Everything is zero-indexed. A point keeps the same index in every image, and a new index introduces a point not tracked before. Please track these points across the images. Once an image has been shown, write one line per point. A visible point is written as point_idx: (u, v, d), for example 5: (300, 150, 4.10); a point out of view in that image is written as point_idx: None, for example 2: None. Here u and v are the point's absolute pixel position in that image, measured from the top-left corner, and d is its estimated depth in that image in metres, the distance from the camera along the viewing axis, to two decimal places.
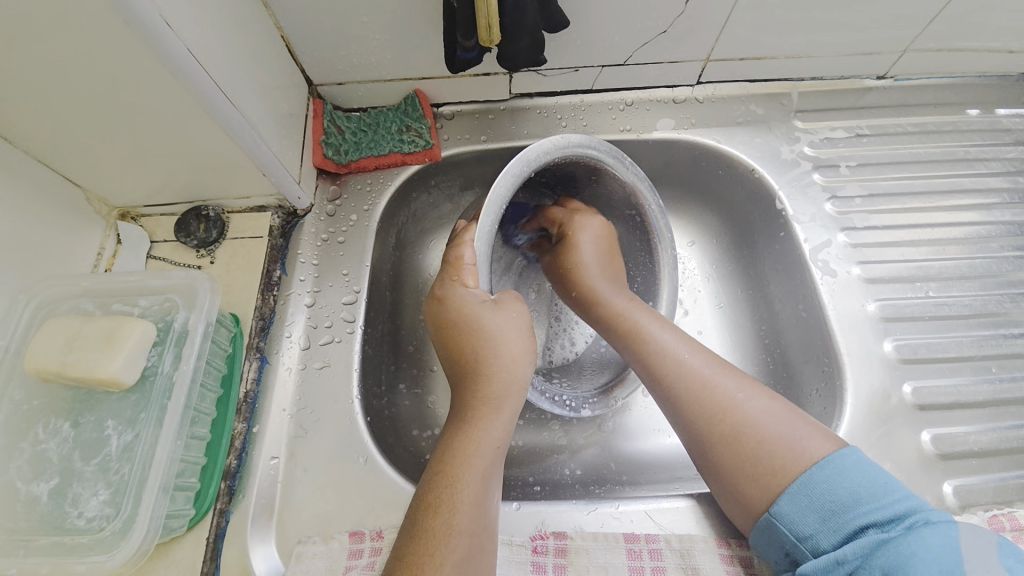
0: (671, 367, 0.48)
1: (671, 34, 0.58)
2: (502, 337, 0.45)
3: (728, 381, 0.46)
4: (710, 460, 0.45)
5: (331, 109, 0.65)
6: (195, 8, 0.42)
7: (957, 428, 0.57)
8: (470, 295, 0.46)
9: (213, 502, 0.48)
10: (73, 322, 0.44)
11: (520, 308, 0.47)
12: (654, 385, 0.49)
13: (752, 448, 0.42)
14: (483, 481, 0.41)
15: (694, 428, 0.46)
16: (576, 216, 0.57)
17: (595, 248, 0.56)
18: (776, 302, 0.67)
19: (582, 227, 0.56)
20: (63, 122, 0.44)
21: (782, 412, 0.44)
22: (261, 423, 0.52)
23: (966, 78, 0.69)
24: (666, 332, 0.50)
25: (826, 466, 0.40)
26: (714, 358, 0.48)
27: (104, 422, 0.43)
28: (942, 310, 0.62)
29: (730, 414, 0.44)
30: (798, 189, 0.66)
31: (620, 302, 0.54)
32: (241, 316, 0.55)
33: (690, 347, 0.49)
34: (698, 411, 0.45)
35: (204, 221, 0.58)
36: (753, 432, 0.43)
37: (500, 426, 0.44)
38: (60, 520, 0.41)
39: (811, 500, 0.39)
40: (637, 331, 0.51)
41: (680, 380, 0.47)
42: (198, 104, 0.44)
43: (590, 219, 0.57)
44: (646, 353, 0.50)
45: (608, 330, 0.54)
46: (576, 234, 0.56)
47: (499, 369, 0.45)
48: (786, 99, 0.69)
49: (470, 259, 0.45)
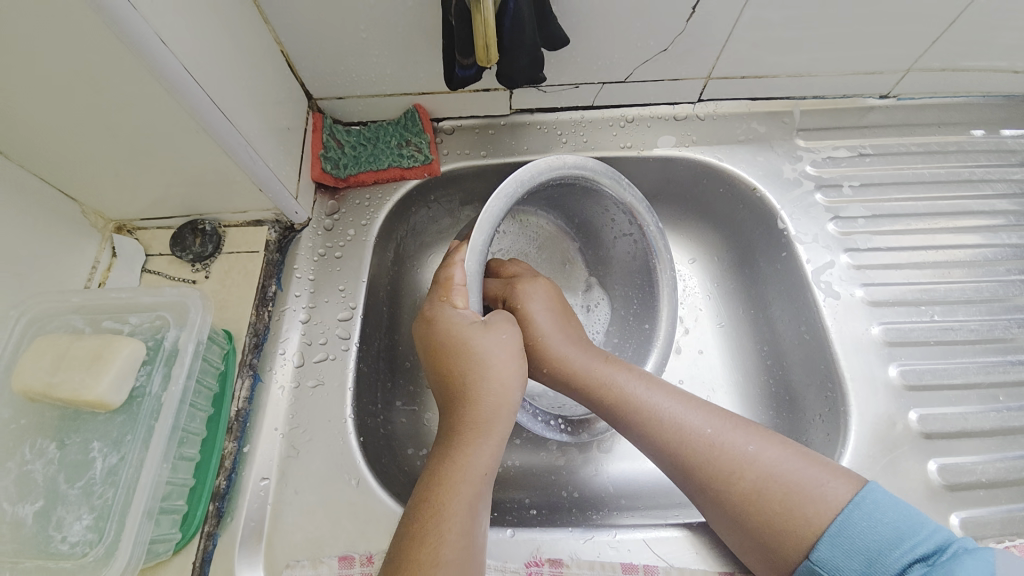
0: (672, 435, 0.45)
1: (672, 52, 0.58)
2: (492, 360, 0.45)
3: (732, 434, 0.44)
4: (745, 527, 0.42)
5: (330, 123, 0.65)
6: (192, 24, 0.41)
7: (964, 457, 0.55)
8: (459, 316, 0.46)
9: (201, 524, 0.47)
10: (61, 340, 0.43)
11: (511, 329, 0.47)
12: (657, 457, 0.46)
13: (771, 512, 0.40)
14: (472, 511, 0.40)
15: (712, 498, 0.43)
16: (522, 282, 0.54)
17: (550, 314, 0.53)
18: (778, 322, 0.66)
19: (532, 295, 0.53)
20: (56, 139, 0.44)
21: (794, 455, 0.42)
22: (252, 443, 0.51)
23: (970, 97, 0.69)
24: (652, 392, 0.47)
25: (856, 510, 0.38)
26: (711, 410, 0.46)
27: (89, 444, 0.42)
28: (948, 334, 0.61)
29: (742, 479, 0.42)
30: (801, 209, 0.66)
31: (600, 369, 0.49)
32: (234, 332, 0.54)
33: (681, 403, 0.46)
34: (711, 481, 0.43)
35: (199, 235, 0.57)
36: (771, 493, 0.41)
37: (488, 451, 0.43)
38: (43, 544, 0.40)
39: (852, 542, 0.38)
40: (626, 402, 0.47)
41: (684, 444, 0.44)
42: (193, 121, 0.44)
43: (531, 284, 0.54)
44: (642, 422, 0.46)
45: (592, 405, 0.49)
46: (526, 306, 0.52)
47: (486, 393, 0.44)
48: (789, 117, 0.68)
49: (461, 279, 0.46)
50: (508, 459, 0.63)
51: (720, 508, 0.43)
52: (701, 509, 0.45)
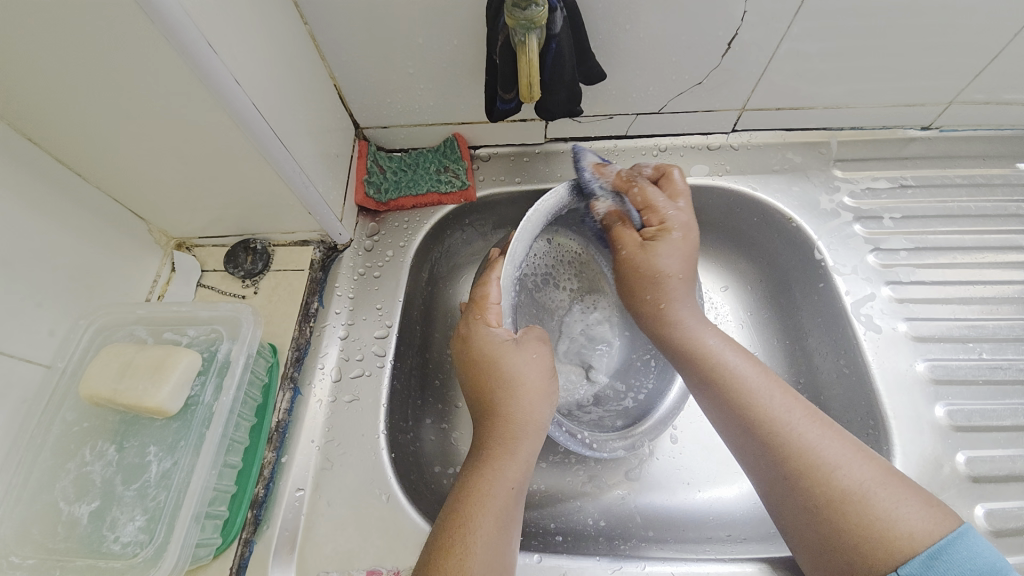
0: (770, 420, 0.44)
1: (706, 85, 0.60)
2: (523, 377, 0.46)
3: (833, 438, 0.42)
4: (816, 519, 0.40)
5: (374, 150, 0.68)
6: (260, 62, 0.45)
7: (1013, 503, 0.53)
8: (493, 335, 0.47)
9: (239, 531, 0.49)
10: (127, 349, 0.46)
11: (543, 348, 0.48)
12: (738, 436, 0.45)
13: (860, 519, 0.38)
14: (499, 528, 0.41)
15: (791, 490, 0.41)
16: (658, 239, 0.51)
17: (675, 256, 0.51)
18: (816, 354, 0.64)
19: (662, 261, 0.51)
20: (136, 164, 0.48)
21: (886, 471, 0.40)
22: (290, 453, 0.53)
23: (1018, 130, 0.67)
24: (759, 374, 0.47)
25: (960, 537, 0.35)
26: (811, 407, 0.45)
27: (146, 448, 0.45)
28: (997, 374, 0.58)
29: (837, 479, 0.40)
30: (838, 240, 0.65)
31: (712, 341, 0.50)
32: (278, 346, 0.57)
33: (784, 391, 0.46)
34: (800, 470, 0.41)
35: (251, 253, 0.61)
36: (866, 503, 0.38)
37: (516, 468, 0.44)
38: (97, 543, 0.42)
39: (948, 569, 0.34)
40: (731, 376, 0.47)
41: (780, 430, 0.43)
42: (256, 149, 0.47)
43: (670, 244, 0.51)
44: (744, 400, 0.45)
45: (690, 373, 0.50)
46: (656, 252, 0.51)
47: (515, 410, 0.45)
48: (825, 148, 0.68)
49: (496, 299, 0.47)
50: (534, 483, 0.63)
51: (796, 500, 0.41)
52: (767, 499, 0.43)
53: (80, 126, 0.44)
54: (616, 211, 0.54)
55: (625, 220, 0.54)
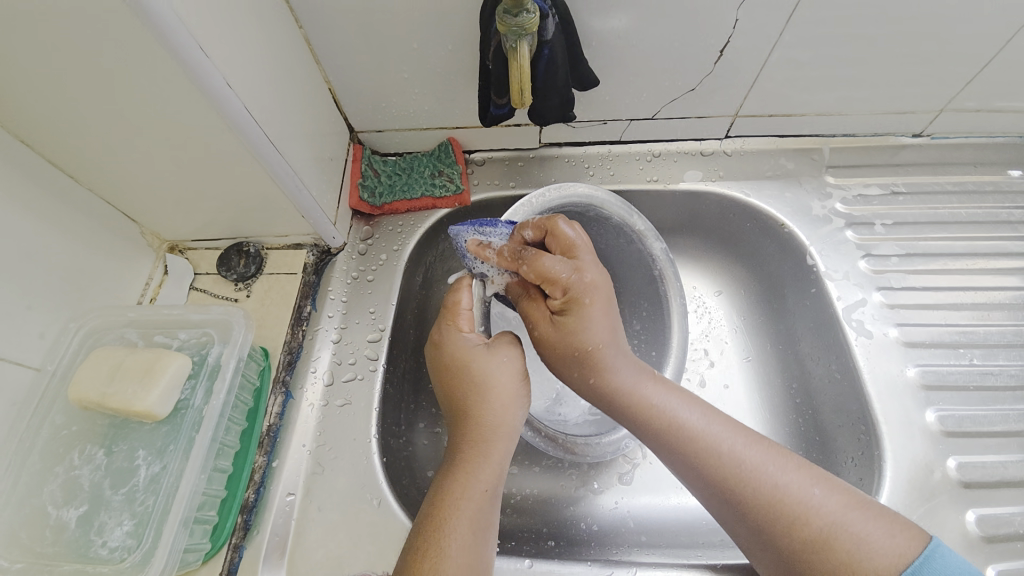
0: (730, 476, 0.42)
1: (699, 91, 0.60)
2: (494, 380, 0.46)
3: (794, 481, 0.41)
4: (789, 562, 0.39)
5: (369, 153, 0.68)
6: (254, 66, 0.45)
7: (1003, 509, 0.53)
8: (464, 340, 0.48)
9: (229, 536, 0.49)
10: (117, 352, 0.46)
11: (513, 351, 0.48)
12: (700, 487, 0.43)
13: (828, 568, 0.37)
14: (475, 529, 0.41)
15: (758, 539, 0.41)
16: (568, 313, 0.45)
17: (597, 326, 0.44)
18: (808, 360, 0.64)
19: (581, 336, 0.44)
20: (128, 166, 0.48)
21: (854, 505, 0.40)
22: (281, 458, 0.53)
23: (1009, 138, 0.67)
24: (712, 423, 0.44)
25: (927, 562, 0.36)
26: (769, 445, 0.43)
27: (135, 452, 0.45)
28: (988, 379, 0.58)
29: (806, 525, 0.39)
30: (830, 246, 0.65)
31: (657, 400, 0.45)
32: (270, 349, 0.57)
33: (739, 435, 0.43)
34: (765, 524, 0.40)
35: (244, 256, 0.61)
36: (831, 549, 0.38)
37: (488, 470, 0.43)
38: (85, 548, 0.42)
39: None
40: (685, 433, 0.44)
41: (741, 486, 0.41)
42: (248, 153, 0.47)
43: (581, 315, 0.44)
44: (699, 461, 0.43)
45: (639, 432, 0.46)
46: (573, 327, 0.44)
47: (487, 414, 0.45)
48: (817, 154, 0.68)
49: (466, 305, 0.51)
50: (526, 487, 0.62)
51: (766, 548, 0.41)
52: (738, 540, 0.43)
53: (73, 129, 0.44)
54: (522, 285, 0.50)
55: (534, 295, 0.48)
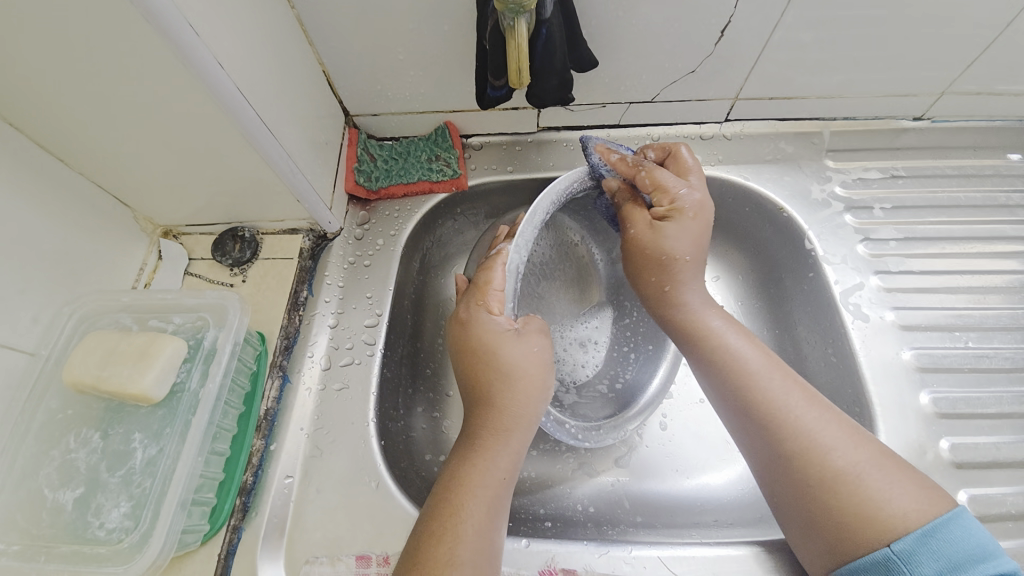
0: (770, 401, 0.44)
1: (699, 73, 0.59)
2: (522, 369, 0.45)
3: (830, 422, 0.43)
4: (811, 496, 0.40)
5: (365, 137, 0.68)
6: (245, 44, 0.45)
7: (996, 489, 0.53)
8: (494, 322, 0.46)
9: (227, 518, 0.49)
10: (111, 336, 0.46)
11: (543, 340, 0.47)
12: (737, 411, 0.46)
13: (854, 501, 0.39)
14: (489, 516, 0.41)
15: (787, 469, 0.42)
16: (668, 220, 0.49)
17: (690, 240, 0.49)
18: (805, 344, 0.65)
19: (671, 243, 0.49)
20: (117, 149, 0.47)
21: (880, 456, 0.41)
22: (278, 441, 0.53)
23: (1009, 121, 0.67)
24: (761, 357, 0.47)
25: (953, 518, 0.37)
26: (807, 389, 0.45)
27: (131, 435, 0.45)
28: (983, 362, 0.59)
29: (833, 459, 0.40)
30: (829, 230, 0.65)
31: (714, 323, 0.50)
32: (266, 333, 0.57)
33: (782, 373, 0.46)
34: (796, 452, 0.42)
35: (239, 241, 0.60)
36: (860, 485, 0.39)
37: (505, 458, 0.44)
38: (82, 529, 0.42)
39: (942, 546, 0.36)
40: (734, 356, 0.47)
41: (779, 411, 0.43)
42: (241, 134, 0.47)
43: (681, 227, 0.49)
44: (743, 382, 0.46)
45: (693, 353, 0.50)
46: (669, 233, 0.49)
47: (511, 403, 0.45)
48: (817, 138, 0.68)
49: (498, 286, 0.46)
50: (524, 470, 0.63)
51: (791, 480, 0.42)
52: (763, 477, 0.44)
53: (60, 110, 0.43)
54: (629, 192, 0.53)
55: (635, 199, 0.52)
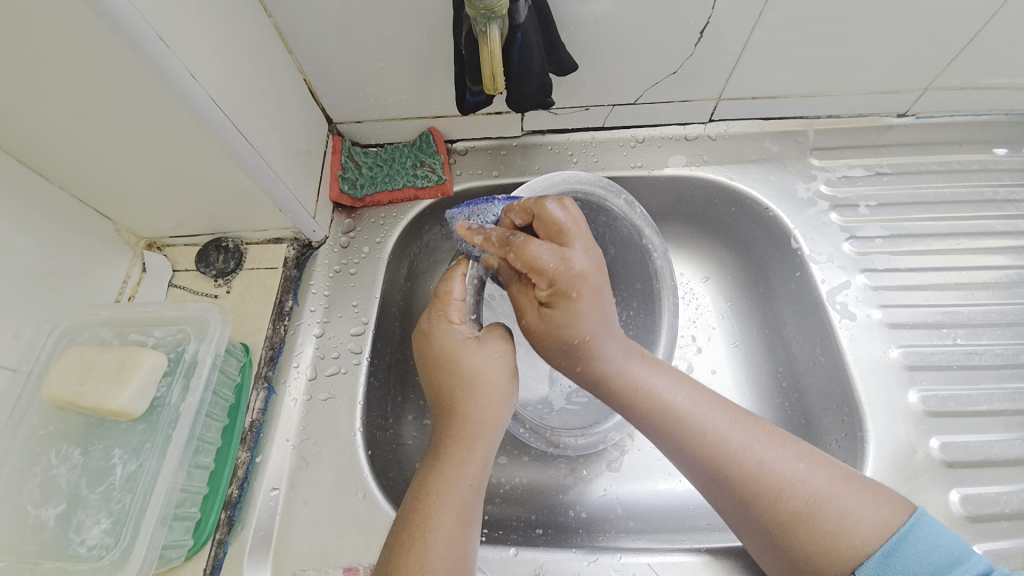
0: (718, 455, 0.41)
1: (681, 74, 0.59)
2: (483, 375, 0.45)
3: (779, 458, 0.41)
4: (772, 533, 0.40)
5: (349, 145, 0.67)
6: (220, 55, 0.44)
7: (988, 488, 0.53)
8: (455, 331, 0.47)
9: (212, 532, 0.49)
10: (90, 350, 0.46)
11: (504, 347, 0.47)
12: (687, 466, 0.43)
13: (812, 538, 0.38)
14: (459, 525, 0.41)
15: (743, 514, 0.41)
16: (554, 306, 0.42)
17: (590, 320, 0.42)
18: (794, 343, 0.64)
19: (568, 330, 0.43)
20: (94, 162, 0.47)
21: (835, 476, 0.40)
22: (264, 453, 0.53)
23: (994, 116, 0.67)
24: (698, 404, 0.44)
25: (912, 530, 0.37)
26: (755, 425, 0.43)
27: (111, 451, 0.45)
28: (972, 359, 0.59)
29: (787, 500, 0.39)
30: (815, 229, 0.65)
31: (642, 380, 0.45)
32: (251, 345, 0.56)
33: (725, 416, 0.43)
34: (750, 499, 0.40)
35: (223, 252, 0.60)
36: (815, 521, 0.38)
37: (473, 467, 0.43)
38: (63, 546, 0.42)
39: (904, 564, 0.36)
40: (671, 415, 0.43)
41: (724, 462, 0.41)
42: (218, 146, 0.46)
43: (570, 310, 0.42)
44: (686, 441, 0.42)
45: (628, 413, 0.45)
46: (557, 322, 0.43)
47: (475, 411, 0.45)
48: (803, 136, 0.68)
49: (457, 295, 0.48)
50: (515, 477, 0.63)
51: (749, 523, 0.41)
52: (725, 519, 0.43)
53: (35, 126, 0.43)
54: (511, 270, 0.47)
55: (520, 280, 0.46)
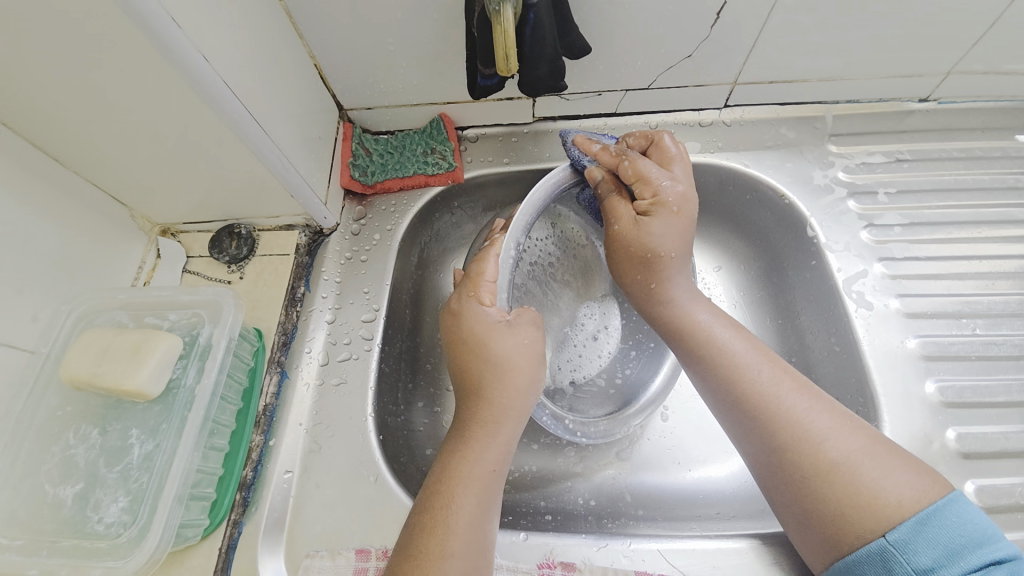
0: (760, 395, 0.43)
1: (696, 58, 0.58)
2: (509, 361, 0.45)
3: (820, 411, 0.42)
4: (805, 485, 0.40)
5: (360, 132, 0.67)
6: (232, 39, 0.44)
7: (1003, 479, 0.52)
8: (486, 313, 0.46)
9: (227, 512, 0.49)
10: (106, 333, 0.46)
11: (534, 334, 0.47)
12: (732, 406, 0.45)
13: (848, 493, 0.38)
14: (481, 507, 0.41)
15: (780, 463, 0.41)
16: (653, 214, 0.47)
17: (678, 237, 0.47)
18: (807, 333, 0.64)
19: (656, 241, 0.47)
20: (107, 147, 0.47)
21: (878, 442, 0.40)
22: (278, 436, 0.54)
23: (1018, 101, 0.65)
24: (749, 349, 0.46)
25: (950, 503, 0.36)
26: (799, 379, 0.44)
27: (128, 431, 0.45)
28: (991, 349, 0.57)
29: (826, 449, 0.40)
30: (831, 217, 0.64)
31: (702, 317, 0.49)
32: (264, 330, 0.57)
33: (773, 366, 0.45)
34: (790, 443, 0.41)
35: (236, 238, 0.60)
36: (853, 475, 0.38)
37: (496, 450, 0.44)
38: (82, 524, 0.43)
39: (937, 534, 0.35)
40: (723, 352, 0.46)
41: (767, 406, 0.43)
42: (229, 130, 0.46)
43: (665, 221, 0.47)
44: (734, 377, 0.45)
45: (682, 349, 0.49)
46: (652, 227, 0.47)
47: (500, 396, 0.45)
48: (820, 122, 0.66)
49: (491, 276, 0.46)
50: (525, 464, 0.63)
51: (782, 471, 0.41)
52: (758, 473, 0.43)
53: (48, 111, 0.43)
54: (611, 184, 0.50)
55: (618, 191, 0.50)
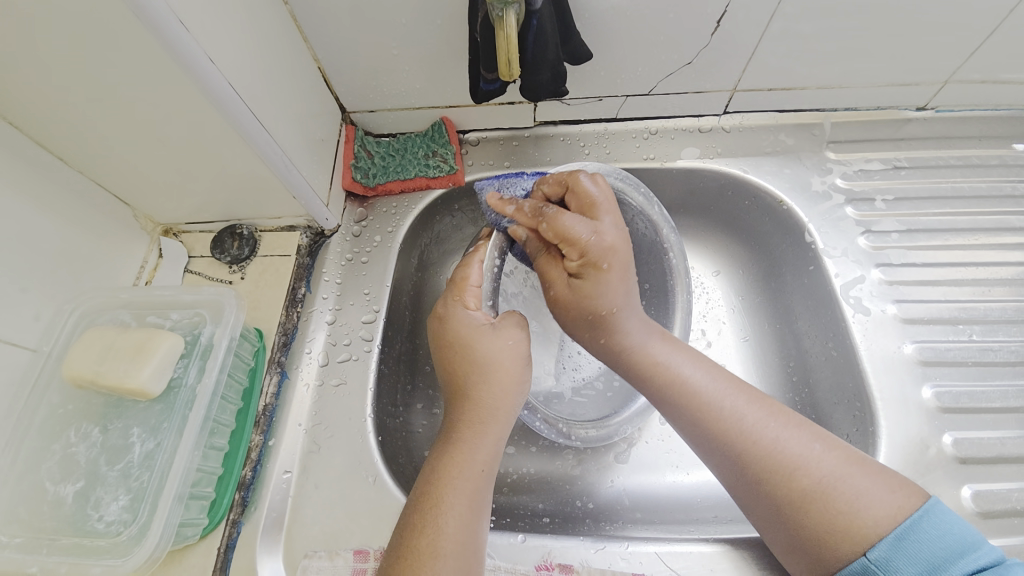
0: (730, 430, 0.42)
1: (696, 65, 0.58)
2: (496, 361, 0.45)
3: (791, 436, 0.41)
4: (783, 514, 0.40)
5: (362, 134, 0.68)
6: (238, 42, 0.45)
7: (999, 484, 0.52)
8: (470, 317, 0.46)
9: (226, 512, 0.49)
10: (109, 331, 0.47)
11: (519, 334, 0.47)
12: (704, 442, 0.44)
13: (826, 518, 0.38)
14: (470, 508, 0.41)
15: (756, 491, 0.41)
16: (585, 276, 0.43)
17: (621, 292, 0.44)
18: (805, 338, 0.64)
19: (594, 302, 0.44)
20: (112, 146, 0.48)
21: (851, 461, 0.40)
22: (277, 436, 0.54)
23: (1014, 110, 0.66)
24: (714, 382, 0.45)
25: (926, 516, 0.36)
26: (768, 405, 0.43)
27: (129, 430, 0.45)
28: (988, 355, 0.58)
29: (800, 477, 0.39)
30: (829, 223, 0.64)
31: (663, 355, 0.47)
32: (265, 330, 0.57)
33: (742, 396, 0.44)
34: (763, 476, 0.41)
35: (237, 238, 0.61)
36: (829, 497, 0.38)
37: (485, 450, 0.44)
38: (82, 522, 0.43)
39: (917, 548, 0.35)
40: (687, 391, 0.45)
41: (738, 441, 0.42)
42: (233, 132, 0.47)
43: (599, 282, 0.43)
44: (701, 415, 0.44)
45: (646, 389, 0.47)
46: (588, 294, 0.44)
47: (489, 397, 0.45)
48: (818, 130, 0.67)
49: (475, 281, 0.48)
50: (524, 466, 0.63)
51: (760, 500, 0.41)
52: (737, 500, 0.43)
53: (55, 110, 0.43)
54: (538, 243, 0.47)
55: (548, 250, 0.46)
